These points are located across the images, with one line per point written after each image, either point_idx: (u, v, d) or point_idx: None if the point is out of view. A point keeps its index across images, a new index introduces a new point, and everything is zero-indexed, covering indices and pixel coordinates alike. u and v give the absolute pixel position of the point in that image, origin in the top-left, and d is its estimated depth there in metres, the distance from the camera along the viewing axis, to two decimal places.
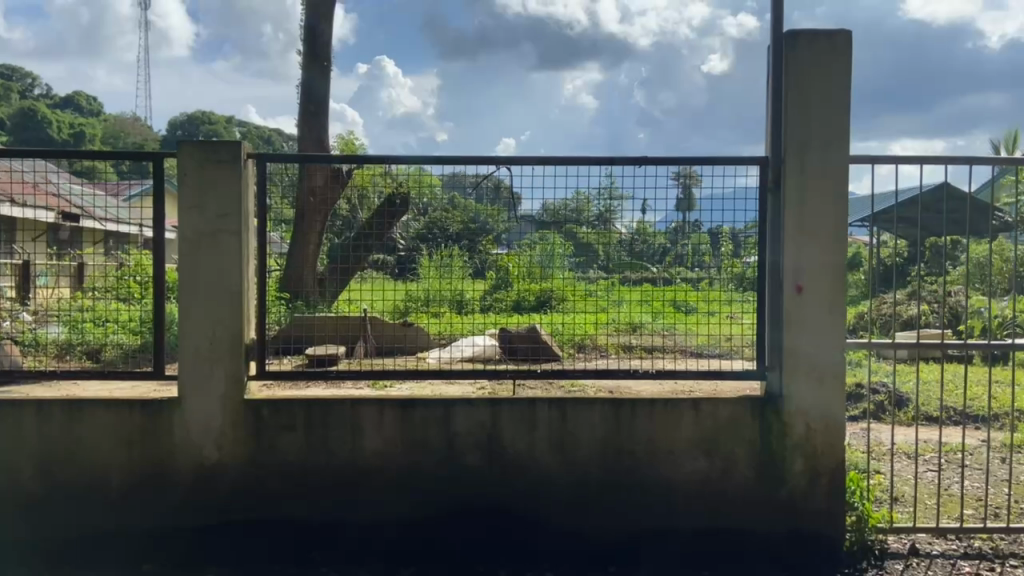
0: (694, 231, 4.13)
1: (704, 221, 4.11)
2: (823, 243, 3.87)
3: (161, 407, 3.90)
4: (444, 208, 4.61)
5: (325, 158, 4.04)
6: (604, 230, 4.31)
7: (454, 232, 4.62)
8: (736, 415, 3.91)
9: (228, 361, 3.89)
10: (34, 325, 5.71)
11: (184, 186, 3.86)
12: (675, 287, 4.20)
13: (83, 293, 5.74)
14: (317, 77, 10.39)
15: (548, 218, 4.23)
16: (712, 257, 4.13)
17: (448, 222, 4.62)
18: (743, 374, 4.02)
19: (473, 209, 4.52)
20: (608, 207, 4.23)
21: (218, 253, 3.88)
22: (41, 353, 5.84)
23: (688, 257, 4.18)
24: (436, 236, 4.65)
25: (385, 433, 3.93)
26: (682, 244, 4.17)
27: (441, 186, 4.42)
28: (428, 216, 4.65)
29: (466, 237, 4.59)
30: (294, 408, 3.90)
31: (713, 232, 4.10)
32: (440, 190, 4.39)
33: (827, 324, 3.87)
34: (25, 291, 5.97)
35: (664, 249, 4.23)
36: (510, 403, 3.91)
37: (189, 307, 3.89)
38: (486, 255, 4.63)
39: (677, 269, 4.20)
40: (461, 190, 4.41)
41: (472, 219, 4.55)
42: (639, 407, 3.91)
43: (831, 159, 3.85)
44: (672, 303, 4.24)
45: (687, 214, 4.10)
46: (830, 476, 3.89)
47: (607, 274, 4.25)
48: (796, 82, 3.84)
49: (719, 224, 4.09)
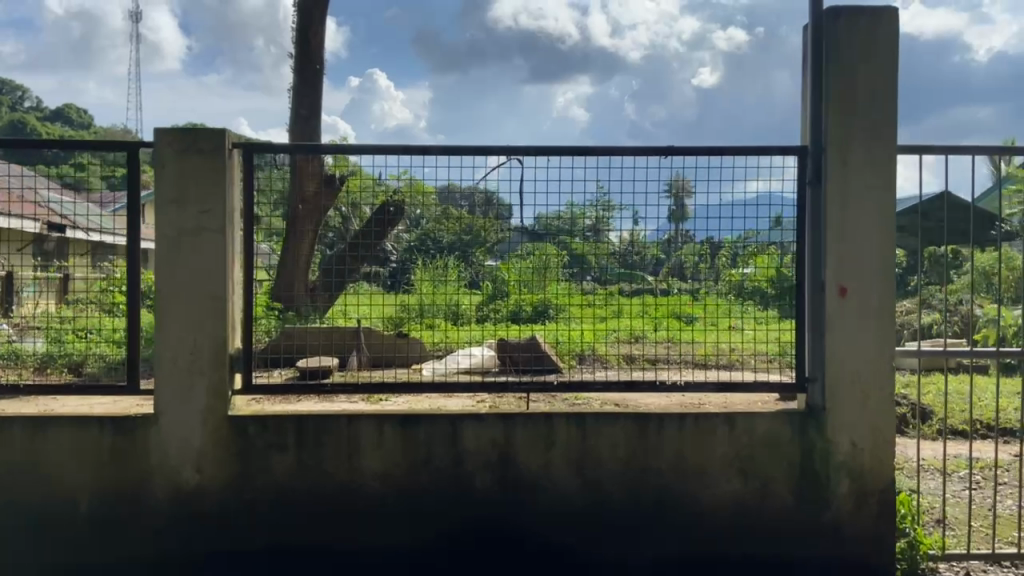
0: (686, 243, 3.81)
1: (696, 234, 3.79)
2: (868, 241, 3.51)
3: (136, 424, 3.49)
4: (436, 219, 4.20)
5: (317, 147, 3.67)
6: (595, 241, 3.96)
7: (446, 243, 4.21)
8: (774, 431, 3.54)
9: (210, 374, 3.49)
10: (14, 337, 5.32)
11: (162, 179, 3.47)
12: (674, 297, 3.87)
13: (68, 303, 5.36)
14: (308, 82, 10.02)
15: (542, 229, 3.94)
16: (710, 270, 3.82)
17: (440, 233, 4.20)
18: (784, 385, 3.62)
19: (467, 221, 4.13)
20: (598, 216, 3.89)
21: (200, 252, 3.48)
22: (19, 367, 5.44)
23: (686, 269, 3.85)
24: (429, 248, 4.19)
25: (385, 454, 3.53)
26: (676, 257, 3.85)
27: (436, 196, 4.10)
28: (421, 228, 4.21)
29: (458, 248, 4.18)
30: (285, 425, 3.50)
31: (702, 244, 3.80)
32: (433, 202, 4.12)
33: (874, 329, 3.51)
34: (8, 302, 5.57)
35: (658, 259, 3.89)
36: (525, 418, 3.52)
37: (164, 313, 3.48)
38: (480, 267, 4.18)
39: (673, 280, 3.88)
40: (452, 202, 4.09)
41: (465, 231, 4.15)
42: (667, 422, 3.52)
43: (877, 148, 3.50)
44: (673, 315, 3.88)
45: (679, 226, 3.79)
46: (879, 498, 3.52)
47: (603, 286, 3.98)
48: (837, 64, 3.50)
49: (715, 235, 3.77)
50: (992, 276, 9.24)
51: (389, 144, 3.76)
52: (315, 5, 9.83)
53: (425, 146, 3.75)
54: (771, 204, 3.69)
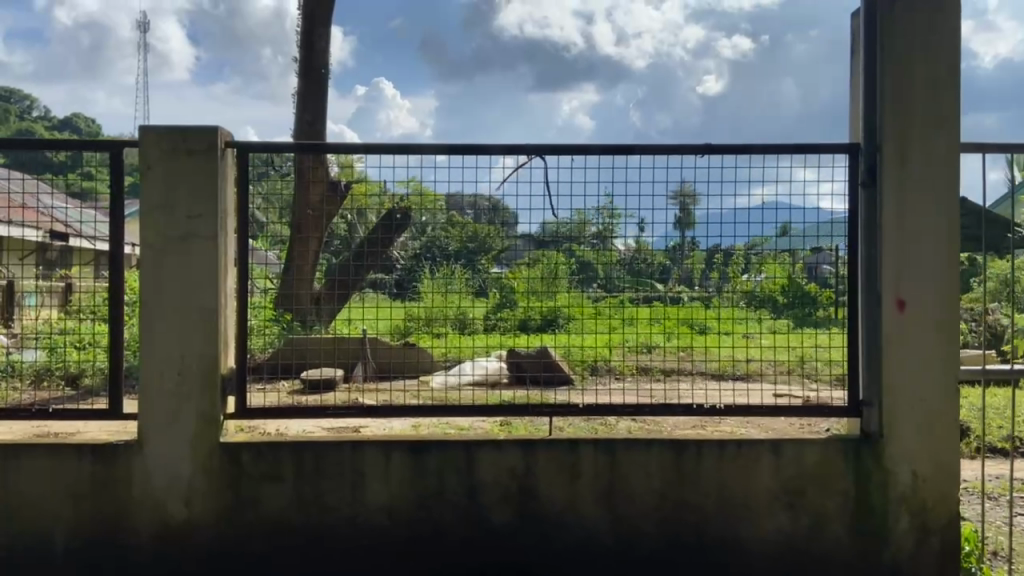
0: (692, 250, 3.54)
1: (702, 243, 3.55)
2: (928, 247, 3.16)
3: (118, 451, 3.16)
4: (441, 227, 3.83)
5: (320, 146, 3.35)
6: (603, 249, 3.75)
7: (454, 251, 3.88)
8: (825, 461, 3.19)
9: (199, 398, 3.16)
10: (9, 349, 5.00)
11: (149, 182, 3.14)
12: (684, 306, 3.70)
13: (65, 315, 5.04)
14: (313, 87, 9.71)
15: (544, 238, 3.67)
16: (719, 275, 3.56)
17: (446, 241, 3.85)
18: (836, 409, 3.26)
19: (473, 228, 3.79)
20: (606, 224, 3.67)
21: (189, 263, 3.15)
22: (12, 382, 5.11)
23: (695, 275, 3.59)
24: (435, 255, 3.88)
25: (393, 485, 3.19)
26: (683, 265, 3.58)
27: (445, 203, 3.73)
28: (425, 234, 3.89)
29: (464, 256, 3.89)
30: (282, 453, 3.17)
31: (707, 252, 3.55)
32: (439, 207, 3.75)
33: (936, 346, 3.16)
34: (6, 312, 5.27)
35: (664, 267, 3.62)
36: (547, 446, 3.18)
37: (150, 329, 3.15)
38: (486, 275, 3.96)
39: (682, 288, 3.64)
40: (458, 210, 3.72)
41: (471, 239, 3.81)
42: (705, 450, 3.17)
43: (939, 146, 3.15)
44: (684, 322, 3.79)
45: (686, 233, 3.52)
46: (943, 534, 3.16)
47: (607, 293, 3.75)
48: (895, 53, 3.16)
49: (722, 246, 3.54)
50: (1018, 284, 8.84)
51: (399, 143, 3.43)
52: (320, 7, 9.61)
53: (436, 145, 3.44)
54: (778, 210, 3.42)
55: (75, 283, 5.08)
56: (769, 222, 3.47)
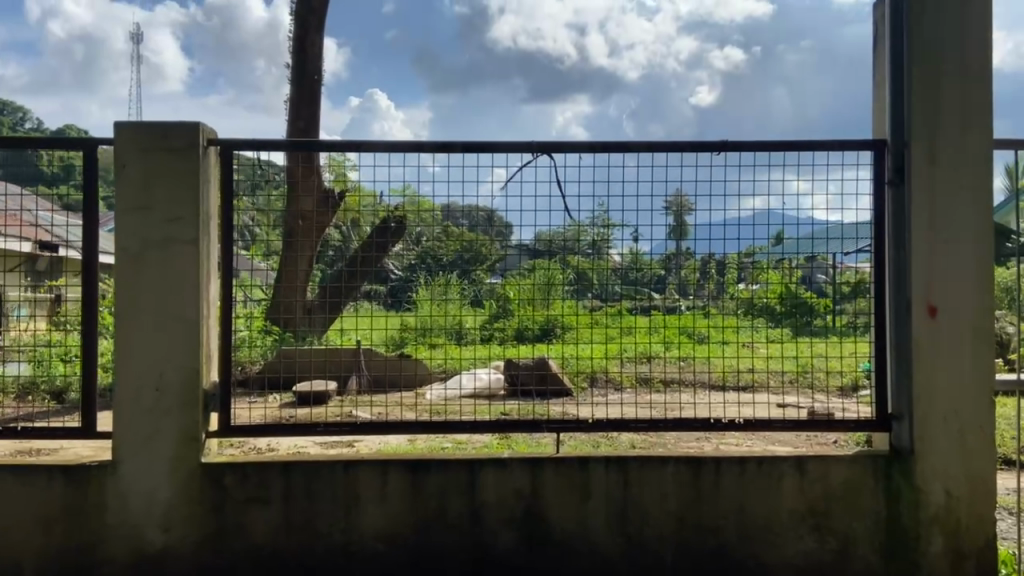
0: (687, 259, 3.52)
1: (694, 249, 3.50)
2: (959, 250, 2.95)
3: (91, 473, 2.92)
4: (436, 236, 3.79)
5: (319, 144, 3.15)
6: (597, 259, 3.63)
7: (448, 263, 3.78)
8: (851, 479, 2.98)
9: (179, 414, 2.93)
10: None
11: (126, 182, 2.92)
12: (681, 315, 3.68)
13: (49, 327, 4.79)
14: (307, 95, 9.51)
15: (540, 247, 3.53)
16: (715, 284, 3.55)
17: None
18: (864, 424, 3.04)
19: (467, 237, 3.70)
20: (602, 233, 3.52)
21: (169, 269, 2.93)
22: None
23: (688, 285, 3.58)
24: (429, 265, 3.95)
25: (388, 509, 2.96)
26: (676, 275, 3.55)
27: (439, 213, 3.60)
28: (422, 245, 3.89)
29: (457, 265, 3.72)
30: (269, 473, 2.94)
31: (703, 259, 3.51)
32: (433, 220, 3.63)
33: (968, 357, 2.95)
34: None
35: (660, 278, 3.56)
36: (556, 464, 2.95)
37: (125, 341, 2.91)
38: (481, 285, 3.96)
39: (677, 297, 3.63)
40: (452, 221, 3.57)
41: (467, 248, 3.70)
42: (725, 467, 2.96)
43: (970, 144, 2.96)
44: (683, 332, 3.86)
45: (681, 242, 3.45)
46: (979, 558, 2.93)
47: (605, 302, 3.71)
48: (923, 44, 2.96)
49: (714, 253, 3.48)
50: (1019, 291, 8.73)
51: (397, 141, 3.27)
52: (313, 14, 9.45)
53: (436, 144, 3.29)
54: (772, 218, 3.36)
55: (61, 293, 4.84)
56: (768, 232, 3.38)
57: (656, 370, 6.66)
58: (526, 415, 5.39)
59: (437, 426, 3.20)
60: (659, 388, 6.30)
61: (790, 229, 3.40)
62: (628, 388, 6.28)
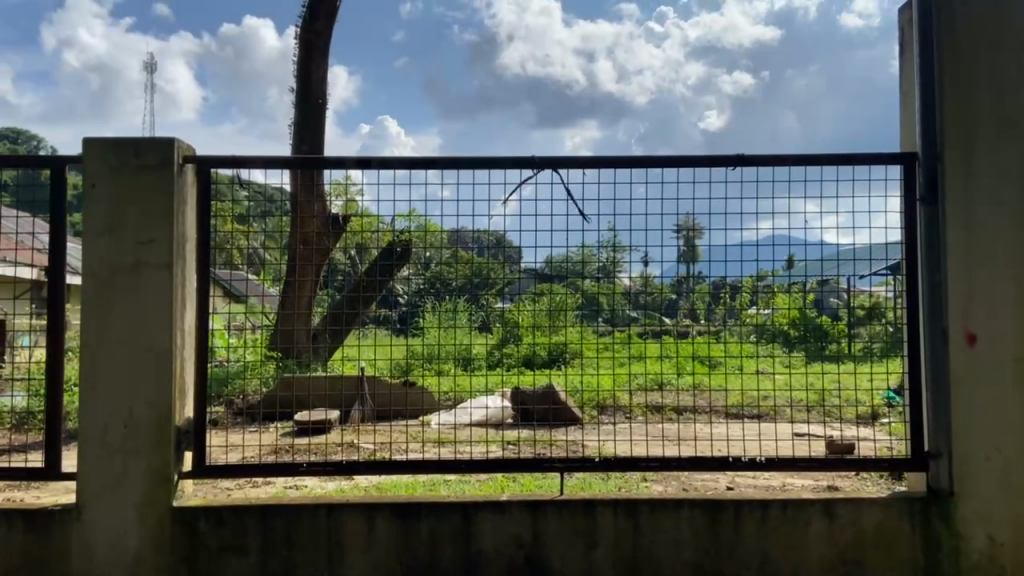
0: (697, 284, 3.28)
1: (708, 273, 3.24)
2: (1002, 271, 2.67)
3: (55, 517, 2.68)
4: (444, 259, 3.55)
5: (316, 160, 2.97)
6: (607, 283, 3.44)
7: (457, 287, 3.57)
8: (885, 524, 2.71)
9: (148, 453, 2.70)
10: None
11: (94, 202, 2.71)
12: (693, 341, 3.60)
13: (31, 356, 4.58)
14: (311, 118, 9.35)
15: (552, 271, 3.31)
16: (726, 309, 3.36)
17: (449, 276, 3.50)
18: (899, 462, 2.78)
19: (478, 263, 3.46)
20: (612, 259, 3.31)
21: (140, 295, 2.71)
22: None
23: (701, 309, 3.36)
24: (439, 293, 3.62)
25: (375, 557, 2.70)
26: (688, 299, 3.34)
27: (446, 237, 3.41)
28: (430, 270, 3.62)
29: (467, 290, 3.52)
30: (246, 518, 2.70)
31: (716, 284, 3.27)
32: (443, 242, 3.43)
33: (1013, 390, 2.65)
34: None
35: (672, 302, 3.34)
36: (559, 507, 2.70)
37: (92, 374, 2.69)
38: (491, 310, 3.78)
39: (688, 322, 3.46)
40: (461, 245, 3.39)
41: (474, 273, 3.50)
42: (745, 511, 2.70)
43: (1012, 153, 2.67)
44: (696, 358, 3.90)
45: (692, 267, 3.17)
46: None
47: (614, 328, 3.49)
48: (953, 47, 2.74)
49: (731, 276, 3.24)
50: None
51: (393, 157, 3.07)
52: (318, 35, 9.34)
53: (433, 160, 3.09)
54: (787, 243, 3.11)
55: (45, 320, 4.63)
56: (777, 258, 3.15)
57: (668, 398, 6.41)
58: (532, 446, 5.16)
59: (431, 465, 2.95)
60: (670, 418, 6.04)
61: (807, 251, 3.15)
62: (637, 417, 6.02)
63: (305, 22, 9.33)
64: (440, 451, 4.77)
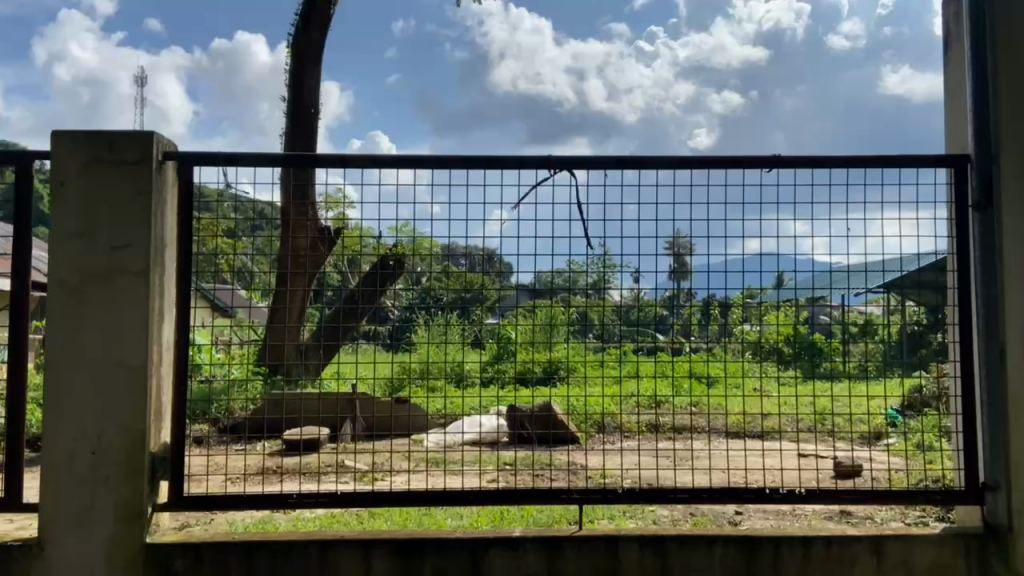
0: (689, 302, 3.13)
1: (700, 291, 3.05)
2: None
3: (13, 556, 2.39)
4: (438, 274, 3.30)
5: (307, 159, 2.71)
6: (597, 299, 3.18)
7: (447, 302, 3.37)
8: (938, 563, 2.46)
9: (120, 482, 2.41)
10: None
11: (64, 202, 2.43)
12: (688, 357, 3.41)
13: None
14: (302, 126, 9.07)
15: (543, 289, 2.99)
16: (717, 326, 3.18)
17: (442, 290, 3.29)
18: (953, 494, 2.53)
19: (471, 279, 3.18)
20: (602, 273, 3.01)
21: (114, 306, 2.43)
22: None
23: (695, 325, 3.22)
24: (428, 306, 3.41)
25: None
26: (686, 311, 3.19)
27: (438, 252, 3.16)
28: (422, 284, 3.35)
29: (459, 304, 3.28)
30: (229, 555, 2.41)
31: (705, 301, 3.12)
32: (434, 256, 3.20)
33: None
34: None
35: (661, 318, 3.19)
36: (577, 545, 2.42)
37: (58, 393, 2.40)
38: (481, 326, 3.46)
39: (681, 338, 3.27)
40: (452, 261, 3.13)
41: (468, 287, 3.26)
42: (785, 550, 2.43)
43: None
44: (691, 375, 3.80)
45: (681, 285, 2.98)
46: None
47: (604, 343, 3.25)
48: (1008, 46, 2.50)
49: (717, 296, 3.04)
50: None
51: (399, 156, 2.83)
52: (309, 43, 9.10)
53: (436, 161, 2.85)
54: (777, 258, 2.92)
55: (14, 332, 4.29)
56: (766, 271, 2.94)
57: (668, 418, 6.20)
58: (533, 466, 4.95)
59: (432, 495, 2.67)
60: (671, 437, 5.82)
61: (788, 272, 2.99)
62: (637, 438, 5.78)
63: (298, 30, 9.12)
64: (435, 475, 4.49)
